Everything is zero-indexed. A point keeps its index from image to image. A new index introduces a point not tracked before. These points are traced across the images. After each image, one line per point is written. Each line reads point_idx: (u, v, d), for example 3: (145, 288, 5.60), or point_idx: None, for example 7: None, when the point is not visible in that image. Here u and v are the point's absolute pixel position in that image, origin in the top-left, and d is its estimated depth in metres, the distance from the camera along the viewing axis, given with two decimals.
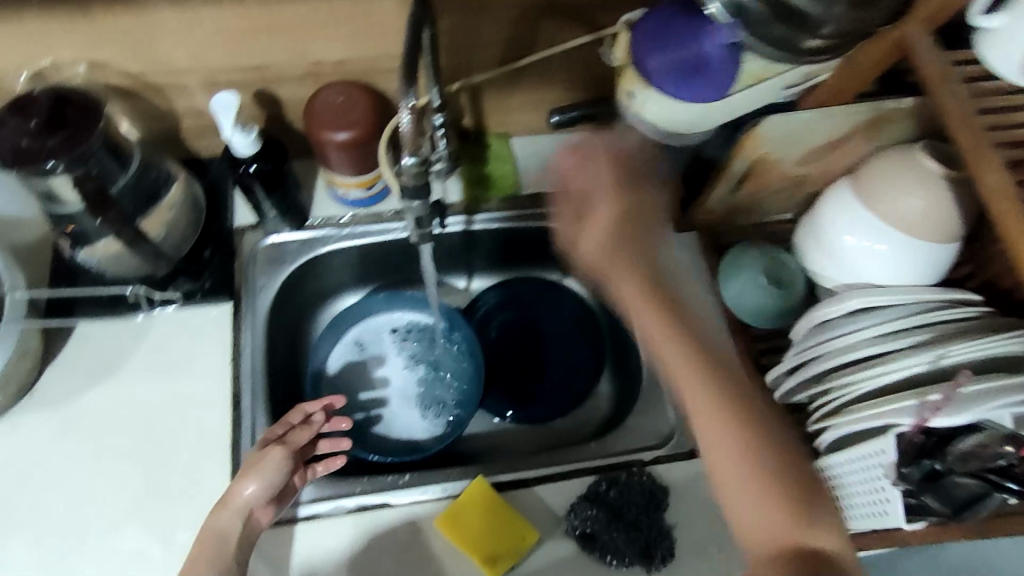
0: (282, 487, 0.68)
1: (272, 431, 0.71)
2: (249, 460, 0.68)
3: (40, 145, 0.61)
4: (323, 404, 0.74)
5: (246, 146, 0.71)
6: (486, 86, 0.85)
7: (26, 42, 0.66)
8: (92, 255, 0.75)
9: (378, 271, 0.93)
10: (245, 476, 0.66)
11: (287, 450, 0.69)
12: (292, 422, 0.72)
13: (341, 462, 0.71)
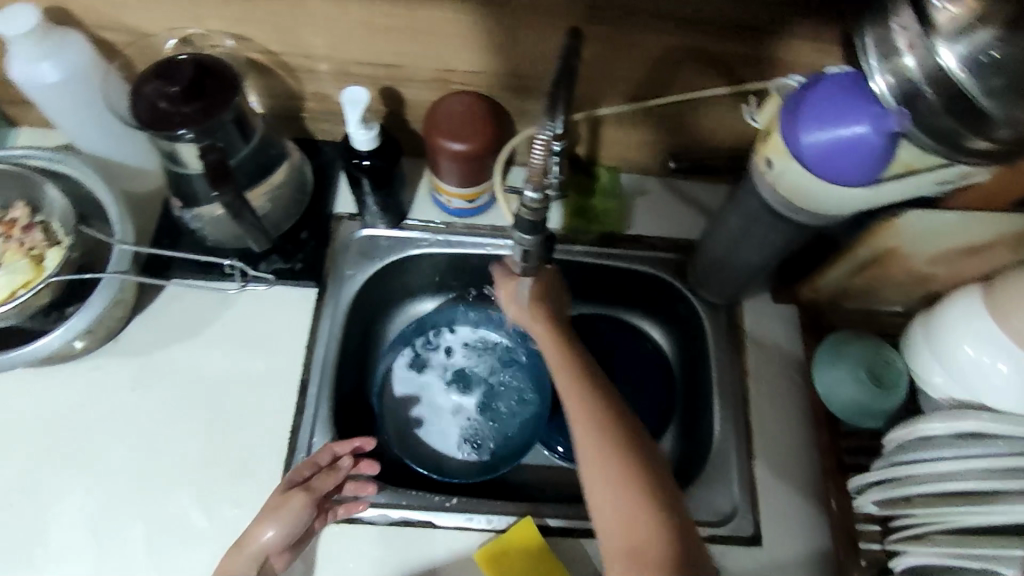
0: (301, 533, 0.67)
1: (297, 473, 0.69)
2: (271, 502, 0.66)
3: (175, 111, 0.62)
4: (351, 446, 0.73)
5: (366, 142, 0.71)
6: (609, 119, 0.83)
7: (181, 9, 0.68)
8: (198, 218, 0.76)
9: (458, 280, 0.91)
10: (264, 521, 0.64)
11: (310, 497, 0.67)
12: (319, 464, 0.71)
13: (362, 507, 0.71)
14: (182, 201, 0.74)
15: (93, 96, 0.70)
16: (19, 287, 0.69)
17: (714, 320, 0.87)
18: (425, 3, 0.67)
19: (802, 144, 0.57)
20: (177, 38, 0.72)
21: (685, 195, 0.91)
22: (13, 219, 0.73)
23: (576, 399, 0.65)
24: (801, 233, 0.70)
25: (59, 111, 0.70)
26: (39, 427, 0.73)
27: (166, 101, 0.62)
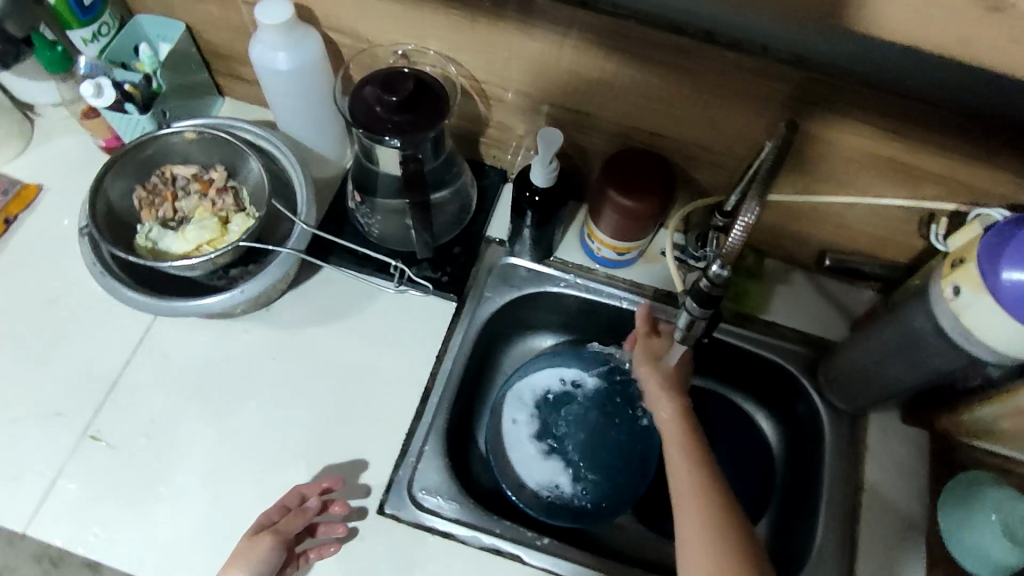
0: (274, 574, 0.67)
1: (265, 516, 0.69)
2: (241, 546, 0.67)
3: (388, 118, 0.67)
4: (320, 486, 0.71)
5: (543, 179, 0.74)
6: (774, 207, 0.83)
7: (409, 28, 0.74)
8: (371, 217, 0.82)
9: (579, 323, 0.92)
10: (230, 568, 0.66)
11: (278, 539, 0.67)
12: (287, 506, 0.70)
13: (335, 549, 0.70)
14: (360, 193, 0.80)
15: (313, 86, 0.77)
16: (207, 245, 0.76)
17: (836, 427, 0.83)
18: (635, 65, 0.70)
19: (1000, 278, 0.56)
20: (396, 51, 0.78)
21: (829, 294, 0.90)
22: (210, 179, 0.80)
23: (683, 464, 0.67)
24: (962, 365, 0.68)
25: (282, 94, 0.77)
26: (185, 370, 0.79)
27: (385, 107, 0.67)
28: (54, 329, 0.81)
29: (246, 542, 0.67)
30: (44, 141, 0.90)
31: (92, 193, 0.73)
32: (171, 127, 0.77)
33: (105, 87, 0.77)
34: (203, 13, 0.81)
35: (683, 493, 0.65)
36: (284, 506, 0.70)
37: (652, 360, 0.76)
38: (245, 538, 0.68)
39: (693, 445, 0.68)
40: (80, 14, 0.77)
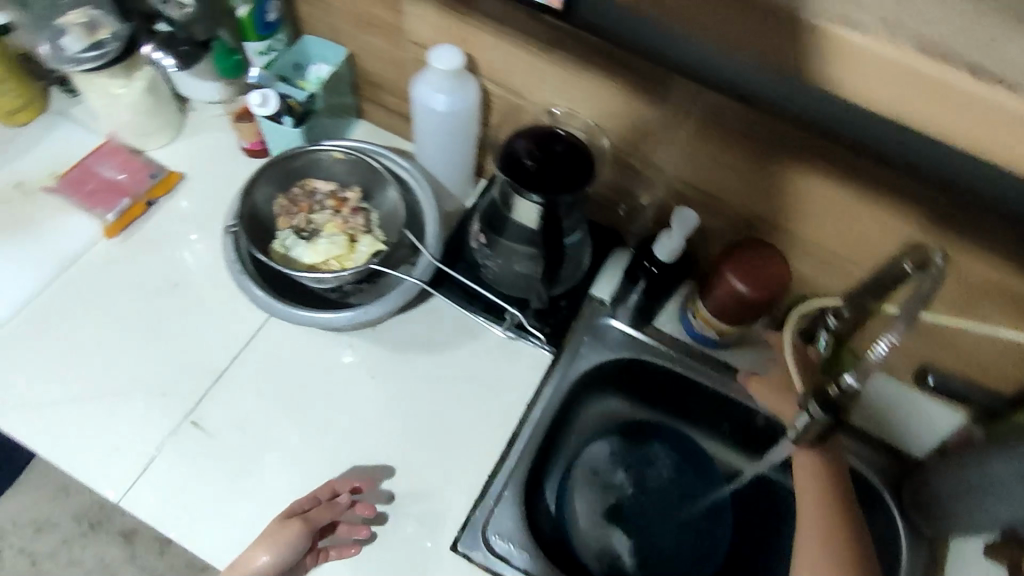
0: (295, 563, 0.69)
1: (298, 504, 0.72)
2: (270, 527, 0.70)
3: (534, 171, 0.72)
4: (352, 485, 0.75)
5: (664, 252, 0.79)
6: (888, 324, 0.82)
7: (565, 90, 0.78)
8: (493, 259, 0.83)
9: (662, 395, 0.92)
10: (257, 547, 0.68)
11: (306, 527, 0.69)
12: (319, 498, 0.73)
13: (354, 552, 0.72)
14: (487, 232, 0.82)
15: (462, 130, 0.81)
16: (334, 259, 0.79)
17: (913, 549, 0.81)
18: (777, 161, 0.72)
19: None
20: (544, 109, 0.82)
21: (920, 410, 0.89)
22: (344, 198, 0.84)
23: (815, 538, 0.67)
24: None
25: (431, 131, 0.81)
26: (288, 373, 0.82)
27: (534, 162, 0.72)
28: (172, 311, 0.84)
29: (276, 525, 0.69)
30: (193, 134, 0.96)
31: (241, 195, 0.78)
32: (323, 145, 0.83)
33: (272, 99, 0.82)
34: (370, 43, 0.87)
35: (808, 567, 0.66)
36: (317, 498, 0.72)
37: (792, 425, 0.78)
38: (275, 521, 0.70)
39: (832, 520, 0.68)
40: (260, 27, 0.85)
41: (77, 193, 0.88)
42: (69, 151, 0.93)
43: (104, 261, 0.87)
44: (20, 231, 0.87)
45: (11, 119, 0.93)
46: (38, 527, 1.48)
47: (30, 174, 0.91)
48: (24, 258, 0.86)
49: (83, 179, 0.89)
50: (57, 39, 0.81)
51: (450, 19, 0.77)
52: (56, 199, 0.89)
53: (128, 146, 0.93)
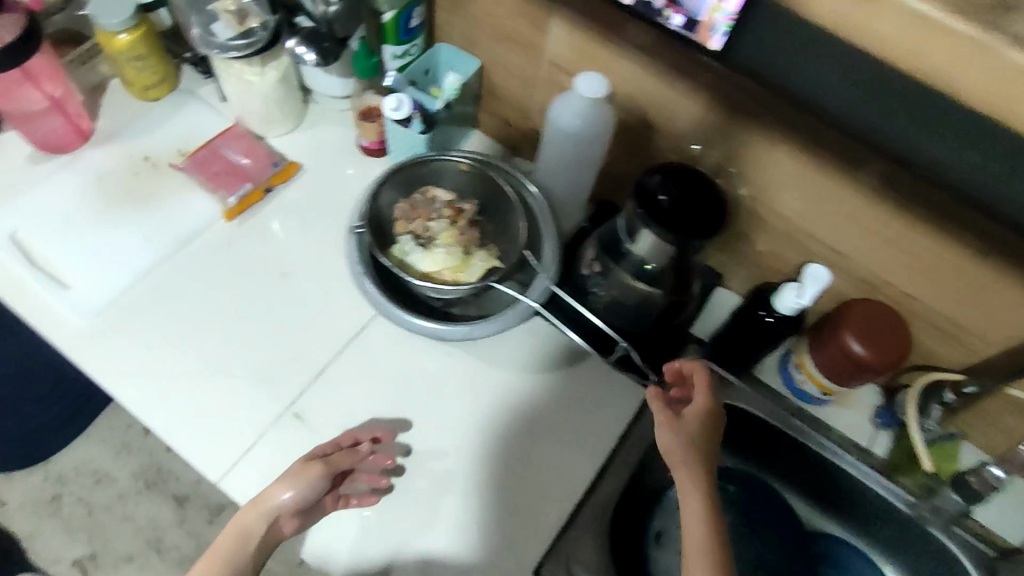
0: (313, 502, 0.72)
1: (320, 448, 0.75)
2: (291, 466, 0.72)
3: (670, 209, 0.70)
4: (374, 436, 0.78)
5: (789, 307, 0.73)
6: (1006, 409, 0.78)
7: (701, 129, 0.77)
8: (603, 289, 0.81)
9: (748, 437, 0.90)
10: (281, 482, 0.70)
11: (326, 469, 0.72)
12: (340, 444, 0.76)
13: (374, 501, 0.75)
14: (602, 261, 0.80)
15: (589, 156, 0.80)
16: (449, 270, 0.79)
17: None
18: (919, 228, 0.69)
19: None
20: (676, 146, 0.81)
21: None
22: (461, 209, 0.83)
23: (688, 474, 0.69)
24: None
25: (559, 153, 0.81)
26: (385, 375, 0.83)
27: (669, 198, 0.70)
28: (279, 300, 0.86)
29: (301, 465, 0.72)
30: (314, 126, 0.98)
31: (366, 197, 0.79)
32: (449, 155, 0.83)
33: (406, 104, 0.82)
34: (503, 57, 0.87)
35: (691, 506, 0.68)
36: (344, 441, 0.76)
37: (671, 416, 0.72)
38: (303, 462, 0.72)
39: (694, 455, 0.70)
40: (401, 33, 0.86)
41: (201, 173, 0.91)
42: (196, 131, 0.96)
43: (219, 241, 0.89)
44: (143, 204, 0.90)
45: (145, 94, 0.96)
46: (98, 478, 1.50)
47: (157, 149, 0.93)
48: (146, 230, 0.88)
49: (209, 160, 0.92)
50: (209, 24, 0.83)
51: (594, 44, 0.77)
52: (180, 177, 0.92)
53: (253, 132, 0.96)
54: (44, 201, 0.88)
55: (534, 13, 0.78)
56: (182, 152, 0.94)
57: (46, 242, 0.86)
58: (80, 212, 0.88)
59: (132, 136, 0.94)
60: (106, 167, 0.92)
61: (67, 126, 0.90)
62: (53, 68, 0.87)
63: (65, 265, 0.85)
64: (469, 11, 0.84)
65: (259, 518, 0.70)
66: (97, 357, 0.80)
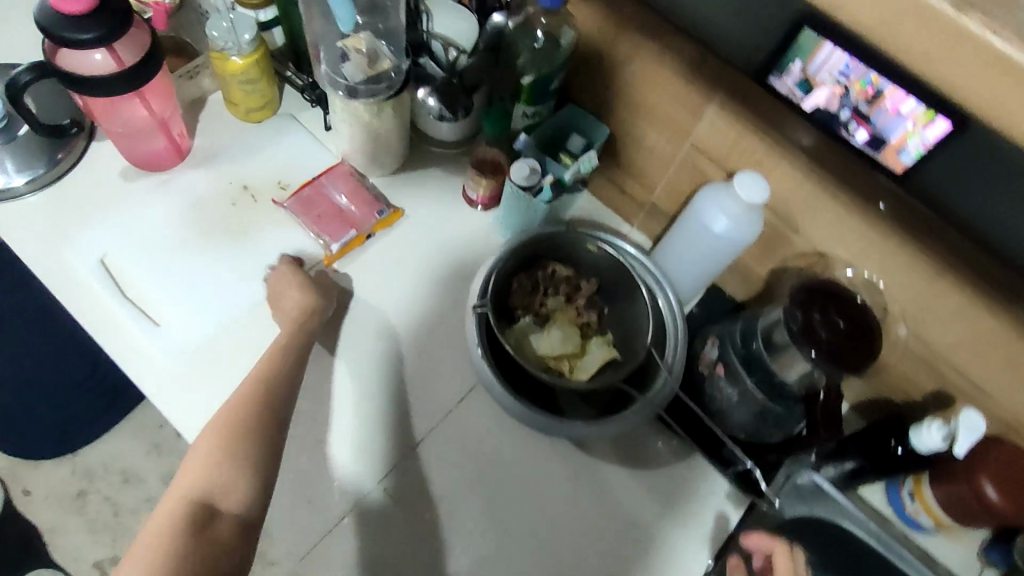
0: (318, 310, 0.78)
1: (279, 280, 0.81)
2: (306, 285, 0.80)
3: (826, 336, 0.66)
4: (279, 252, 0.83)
5: (930, 442, 0.69)
6: None
7: (855, 244, 0.72)
8: (726, 395, 0.77)
9: None
10: (298, 292, 0.78)
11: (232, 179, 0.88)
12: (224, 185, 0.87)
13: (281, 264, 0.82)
14: (727, 365, 0.76)
15: (728, 255, 0.76)
16: (566, 357, 0.75)
17: None
18: None
19: None
20: (820, 250, 0.76)
21: None
22: (579, 288, 0.79)
23: None
24: None
25: (695, 246, 0.76)
26: (480, 457, 0.78)
27: (825, 319, 0.66)
28: (373, 360, 0.80)
29: (299, 284, 0.79)
30: (418, 167, 0.92)
31: (487, 272, 0.74)
32: (579, 232, 0.78)
33: (536, 173, 0.78)
34: (639, 131, 0.82)
35: None
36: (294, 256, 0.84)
37: None
38: (286, 262, 0.81)
39: None
40: (538, 95, 0.82)
41: (305, 214, 0.86)
42: (297, 162, 0.91)
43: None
44: (239, 239, 0.85)
45: (246, 116, 0.91)
46: (125, 478, 1.41)
47: (255, 177, 0.88)
48: (240, 268, 0.83)
49: (314, 200, 0.87)
50: (338, 62, 0.79)
51: (753, 139, 0.72)
52: (281, 212, 0.87)
53: (356, 171, 0.90)
54: (137, 224, 0.84)
55: (690, 95, 0.74)
56: (282, 184, 0.89)
57: (138, 270, 0.82)
58: (173, 239, 0.84)
59: (229, 160, 0.89)
60: (203, 192, 0.87)
61: (169, 146, 0.86)
62: (167, 89, 0.83)
63: (155, 298, 0.81)
64: (612, 79, 0.80)
65: (301, 326, 0.76)
66: (181, 404, 0.76)
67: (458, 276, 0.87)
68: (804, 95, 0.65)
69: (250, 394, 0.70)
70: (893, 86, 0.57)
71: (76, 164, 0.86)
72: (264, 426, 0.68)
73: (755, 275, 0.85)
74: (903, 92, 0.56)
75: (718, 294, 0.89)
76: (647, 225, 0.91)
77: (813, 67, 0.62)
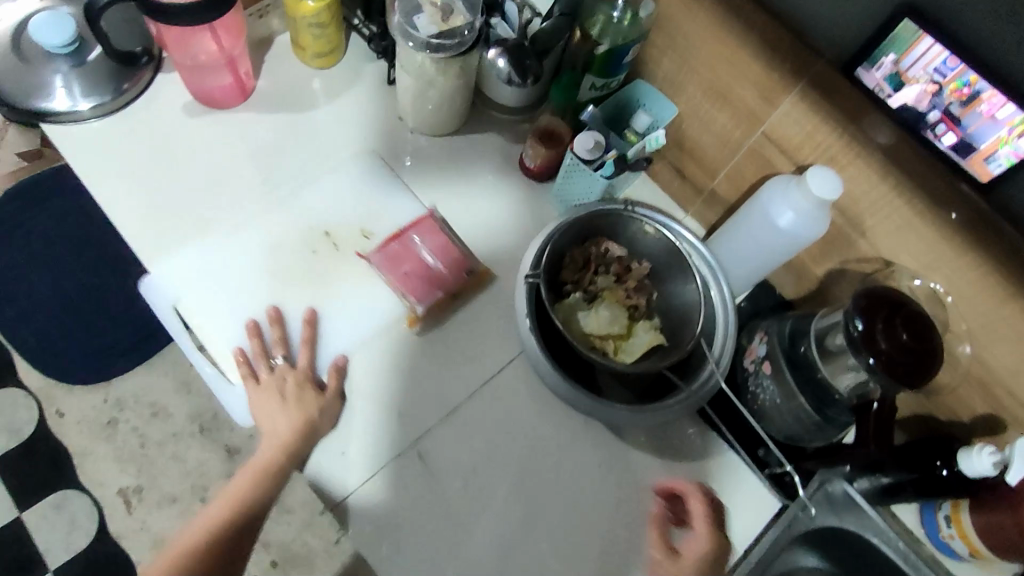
0: (306, 407, 0.74)
1: (263, 356, 0.77)
2: (300, 377, 0.76)
3: (881, 345, 0.64)
4: (261, 330, 0.77)
5: (977, 466, 0.67)
6: None
7: (925, 254, 0.69)
8: (769, 395, 0.76)
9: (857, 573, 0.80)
10: (282, 415, 0.74)
11: (291, 215, 0.83)
12: (289, 217, 0.83)
13: (260, 345, 0.77)
14: (772, 364, 0.76)
15: (788, 255, 0.74)
16: (612, 338, 0.74)
17: None
18: None
19: None
20: (883, 257, 0.73)
21: None
22: (633, 269, 0.78)
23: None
24: None
25: (754, 241, 0.75)
26: (513, 428, 0.78)
27: (885, 331, 0.65)
28: (446, 431, 0.76)
29: (284, 406, 0.75)
30: (488, 182, 0.89)
31: (540, 246, 0.74)
32: (638, 213, 0.77)
33: (601, 147, 0.78)
34: (708, 114, 0.80)
35: None
36: (310, 322, 0.78)
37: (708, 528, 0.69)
38: (300, 367, 0.76)
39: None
40: (612, 66, 0.80)
41: (391, 271, 0.80)
42: (381, 206, 0.85)
43: (395, 348, 0.79)
44: (319, 290, 0.80)
45: (311, 61, 0.91)
46: (155, 412, 1.41)
47: (338, 223, 0.83)
48: (318, 321, 0.79)
49: (400, 256, 0.80)
50: (412, 14, 0.77)
51: (829, 134, 0.69)
52: (367, 265, 0.82)
53: (442, 222, 0.83)
54: (207, 261, 0.79)
55: (766, 80, 0.71)
56: (366, 234, 0.84)
57: (208, 314, 0.78)
58: (251, 279, 0.79)
59: (305, 199, 0.84)
60: (283, 234, 0.82)
61: (234, 85, 0.86)
62: (239, 26, 0.83)
63: (225, 349, 0.78)
64: (687, 57, 0.77)
65: (291, 433, 0.74)
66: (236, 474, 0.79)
67: (505, 246, 0.86)
68: (892, 91, 0.62)
69: (235, 502, 0.76)
70: (994, 90, 0.56)
71: (140, 182, 0.83)
72: (245, 523, 0.75)
73: (811, 275, 0.82)
74: (1003, 96, 0.56)
75: (767, 292, 0.87)
76: (703, 213, 0.89)
77: (908, 62, 0.60)
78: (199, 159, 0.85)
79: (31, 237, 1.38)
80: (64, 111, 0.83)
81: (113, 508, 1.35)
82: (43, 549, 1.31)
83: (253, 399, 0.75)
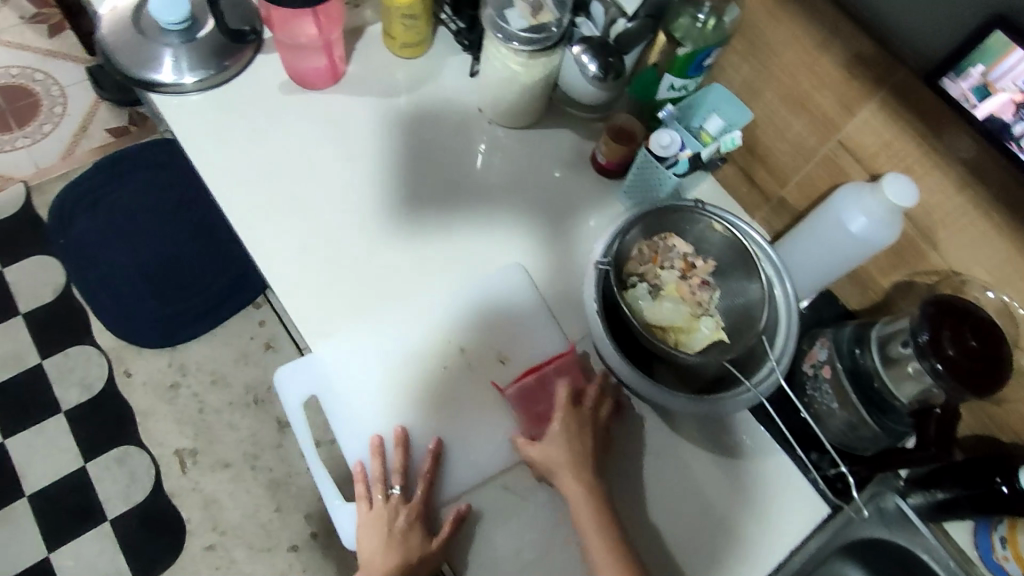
0: (415, 549, 0.73)
1: (384, 480, 0.76)
2: (414, 513, 0.75)
3: (947, 352, 0.65)
4: (385, 452, 0.77)
5: None
6: None
7: (999, 267, 0.69)
8: (827, 396, 0.77)
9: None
10: (383, 550, 0.74)
11: (432, 330, 0.81)
12: (421, 325, 0.82)
13: (383, 470, 0.76)
14: (831, 367, 0.77)
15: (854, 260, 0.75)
16: (673, 329, 0.77)
17: None
18: None
19: None
20: (954, 270, 0.73)
21: None
22: (699, 267, 0.80)
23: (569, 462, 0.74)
24: None
25: (822, 243, 0.76)
26: None
27: (953, 338, 0.65)
28: (550, 548, 0.75)
29: (389, 539, 0.74)
30: (561, 176, 0.92)
31: (612, 236, 0.76)
32: (708, 212, 0.78)
33: (676, 146, 0.80)
34: (783, 120, 0.81)
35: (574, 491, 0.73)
36: (434, 456, 0.77)
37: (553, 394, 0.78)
38: (416, 503, 0.75)
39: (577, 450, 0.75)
40: (691, 68, 0.83)
41: (524, 408, 0.79)
42: (522, 332, 0.83)
43: (515, 488, 0.77)
44: (449, 416, 0.79)
45: (399, 50, 0.95)
46: (214, 379, 1.43)
47: (475, 342, 0.82)
48: (443, 452, 0.78)
49: (537, 394, 0.79)
50: (503, 8, 0.82)
51: (908, 144, 0.70)
52: (501, 399, 0.80)
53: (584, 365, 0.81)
54: (346, 353, 0.80)
55: (844, 87, 0.73)
56: (502, 358, 0.82)
57: (335, 426, 0.78)
58: (386, 388, 0.79)
59: (439, 304, 0.82)
60: (416, 342, 0.81)
61: (327, 68, 0.91)
62: (338, 11, 0.88)
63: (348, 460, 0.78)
64: (766, 64, 0.79)
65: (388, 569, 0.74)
66: None
67: (575, 239, 0.89)
68: (978, 102, 0.62)
69: None
70: None
71: (254, 204, 0.85)
72: None
73: (876, 286, 0.82)
74: None
75: (829, 302, 0.87)
76: (770, 220, 0.90)
77: (996, 73, 0.60)
78: (326, 216, 0.86)
79: (116, 206, 1.47)
80: (170, 83, 0.90)
81: (169, 468, 1.36)
82: (104, 500, 1.33)
83: (364, 522, 0.76)
